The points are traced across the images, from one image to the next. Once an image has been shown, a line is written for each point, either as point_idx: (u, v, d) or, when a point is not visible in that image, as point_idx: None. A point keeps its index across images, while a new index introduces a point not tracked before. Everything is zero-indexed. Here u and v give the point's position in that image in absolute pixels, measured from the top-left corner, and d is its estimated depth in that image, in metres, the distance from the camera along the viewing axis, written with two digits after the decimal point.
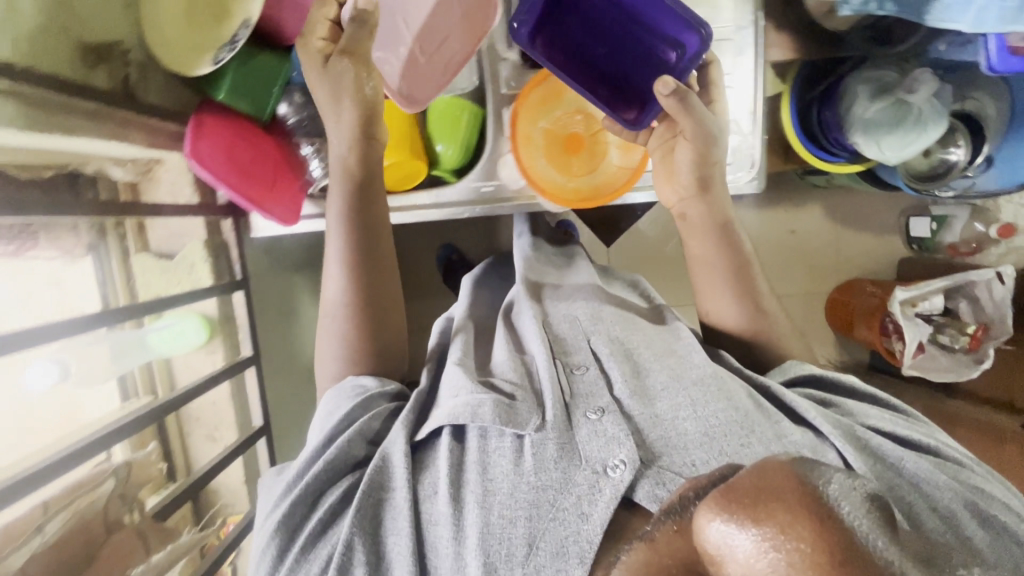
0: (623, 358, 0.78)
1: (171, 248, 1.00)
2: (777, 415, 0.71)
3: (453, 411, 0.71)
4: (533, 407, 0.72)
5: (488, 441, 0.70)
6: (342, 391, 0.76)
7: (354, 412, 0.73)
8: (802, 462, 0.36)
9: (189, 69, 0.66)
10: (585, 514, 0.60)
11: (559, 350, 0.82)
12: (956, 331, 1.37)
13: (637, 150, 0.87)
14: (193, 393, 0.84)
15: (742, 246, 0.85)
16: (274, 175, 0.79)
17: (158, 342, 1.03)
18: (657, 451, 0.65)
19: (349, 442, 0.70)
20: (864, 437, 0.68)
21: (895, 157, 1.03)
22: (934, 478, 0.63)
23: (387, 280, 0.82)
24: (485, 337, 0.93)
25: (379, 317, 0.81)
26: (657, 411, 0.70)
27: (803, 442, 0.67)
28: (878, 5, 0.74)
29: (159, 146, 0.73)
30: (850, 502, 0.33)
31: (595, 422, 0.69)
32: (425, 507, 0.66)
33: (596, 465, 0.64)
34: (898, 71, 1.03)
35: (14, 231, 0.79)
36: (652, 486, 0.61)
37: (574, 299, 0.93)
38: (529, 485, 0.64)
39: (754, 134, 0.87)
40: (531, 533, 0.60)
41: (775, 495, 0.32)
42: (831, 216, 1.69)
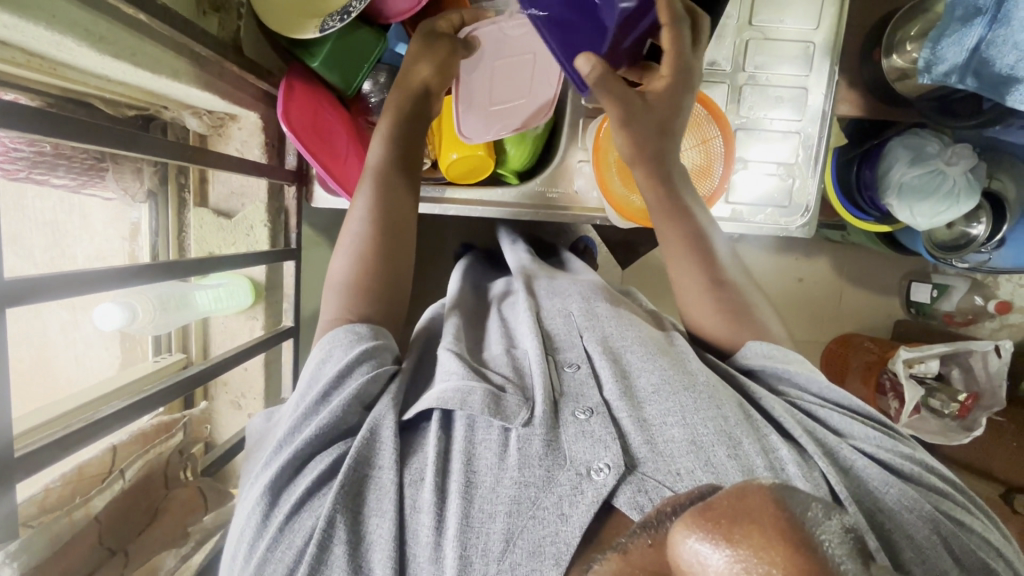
0: (608, 352, 0.68)
1: (233, 207, 0.92)
2: (766, 427, 0.61)
3: (443, 395, 0.59)
4: (521, 398, 0.61)
5: (475, 431, 0.58)
6: (338, 336, 0.64)
7: (340, 373, 0.60)
8: (780, 485, 0.30)
9: (287, 32, 0.67)
10: (566, 515, 0.49)
11: (551, 346, 0.70)
12: (946, 397, 1.38)
13: (710, 180, 0.83)
14: (219, 370, 0.71)
15: (718, 254, 0.76)
16: (347, 148, 0.79)
17: (205, 299, 0.89)
18: (639, 455, 0.55)
19: (345, 407, 0.58)
20: (847, 460, 0.60)
21: (926, 223, 1.06)
22: (914, 511, 0.55)
23: (407, 215, 0.73)
24: (477, 320, 0.83)
25: (390, 261, 0.71)
26: (645, 414, 0.59)
27: (791, 458, 0.57)
28: (957, 80, 0.75)
29: (239, 101, 0.72)
30: (833, 539, 0.26)
31: (583, 421, 0.58)
32: (409, 493, 0.54)
33: (579, 466, 0.53)
34: (938, 142, 1.08)
35: (84, 165, 0.78)
36: (634, 494, 0.51)
37: (569, 291, 0.82)
38: (512, 479, 0.52)
39: (812, 179, 0.89)
40: (510, 529, 0.49)
41: (751, 518, 0.27)
42: (841, 270, 1.66)
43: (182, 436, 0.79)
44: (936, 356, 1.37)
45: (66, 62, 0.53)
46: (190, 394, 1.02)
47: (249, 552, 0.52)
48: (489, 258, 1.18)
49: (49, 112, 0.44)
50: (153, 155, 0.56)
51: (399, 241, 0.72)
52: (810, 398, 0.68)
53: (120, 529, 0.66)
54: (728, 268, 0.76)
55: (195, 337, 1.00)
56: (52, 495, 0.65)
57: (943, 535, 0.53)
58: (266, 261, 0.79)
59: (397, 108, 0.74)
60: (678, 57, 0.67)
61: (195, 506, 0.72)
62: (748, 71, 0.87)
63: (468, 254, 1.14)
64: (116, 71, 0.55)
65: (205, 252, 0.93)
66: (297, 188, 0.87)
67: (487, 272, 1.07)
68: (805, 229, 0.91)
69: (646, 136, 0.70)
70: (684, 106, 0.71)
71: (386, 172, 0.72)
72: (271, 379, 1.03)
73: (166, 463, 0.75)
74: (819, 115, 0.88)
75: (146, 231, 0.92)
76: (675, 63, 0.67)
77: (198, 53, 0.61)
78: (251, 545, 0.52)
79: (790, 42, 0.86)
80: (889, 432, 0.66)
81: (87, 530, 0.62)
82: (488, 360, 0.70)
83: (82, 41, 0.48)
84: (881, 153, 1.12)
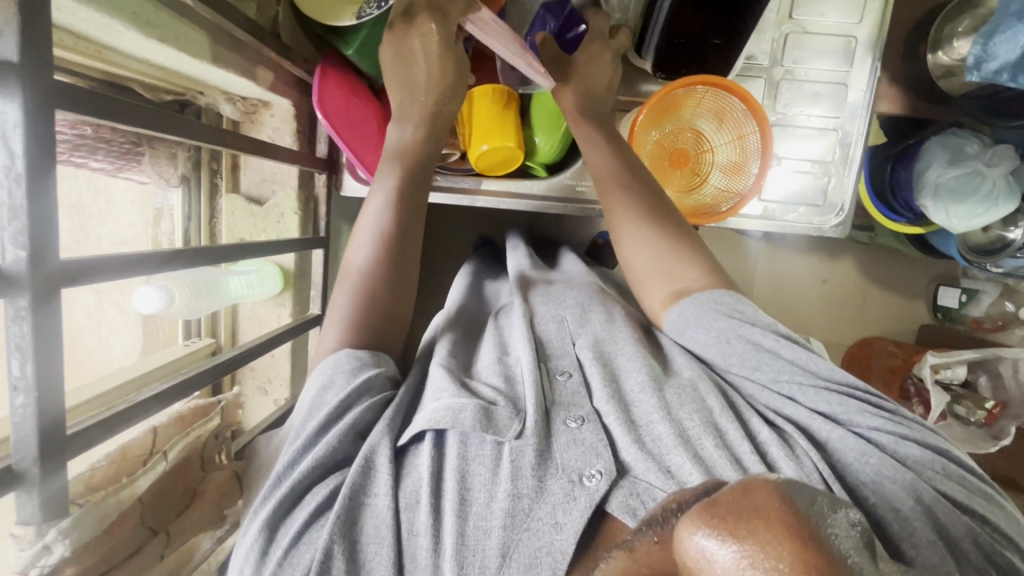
0: (599, 357, 0.68)
1: (264, 194, 0.93)
2: (750, 418, 0.61)
3: (434, 415, 0.58)
4: (512, 411, 0.60)
5: (468, 447, 0.57)
6: (338, 362, 0.62)
7: (344, 404, 0.59)
8: (787, 479, 0.29)
9: (324, 16, 0.67)
10: (560, 524, 0.49)
11: (543, 354, 0.70)
12: (973, 404, 1.35)
13: (745, 176, 0.81)
14: (250, 357, 0.71)
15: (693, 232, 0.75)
16: (378, 137, 0.79)
17: (237, 284, 0.89)
18: (630, 458, 0.55)
19: (339, 437, 0.57)
20: (820, 436, 0.59)
21: (962, 226, 1.03)
22: (895, 481, 0.53)
23: (418, 225, 0.71)
24: (472, 336, 0.81)
25: (402, 273, 0.69)
26: (633, 417, 0.60)
27: (772, 440, 0.58)
28: (1009, 77, 0.73)
29: (274, 88, 0.72)
30: (840, 533, 0.26)
31: (574, 429, 0.58)
32: (405, 517, 0.53)
33: (572, 473, 0.54)
34: (978, 143, 1.05)
35: (122, 149, 0.79)
36: (626, 497, 0.51)
37: (564, 298, 0.81)
38: (505, 492, 0.52)
39: (849, 178, 0.87)
40: (506, 544, 0.49)
41: (757, 513, 0.26)
42: (866, 272, 1.62)
43: (218, 420, 0.76)
44: (964, 361, 1.34)
45: (111, 45, 0.53)
46: (219, 382, 1.03)
47: None
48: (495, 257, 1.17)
49: (98, 94, 0.44)
50: (195, 140, 0.56)
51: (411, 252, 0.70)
52: (794, 366, 0.63)
53: (159, 509, 0.63)
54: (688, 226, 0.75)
55: (224, 322, 1.01)
56: (98, 474, 0.59)
57: (928, 505, 0.52)
58: (297, 248, 0.80)
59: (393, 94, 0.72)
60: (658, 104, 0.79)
61: (229, 491, 0.70)
62: (786, 66, 0.85)
63: (475, 257, 1.13)
64: (157, 54, 0.55)
65: (236, 238, 0.94)
66: (327, 175, 0.88)
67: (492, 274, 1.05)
68: (840, 229, 0.89)
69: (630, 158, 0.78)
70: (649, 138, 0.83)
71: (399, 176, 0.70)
72: (296, 365, 1.04)
73: (203, 444, 0.71)
74: (857, 112, 0.86)
75: (179, 216, 0.93)
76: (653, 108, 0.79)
77: (237, 39, 0.61)
78: None
79: (831, 36, 0.84)
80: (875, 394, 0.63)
81: (132, 510, 0.59)
82: (477, 371, 0.70)
83: (128, 24, 0.48)
84: (918, 152, 1.09)
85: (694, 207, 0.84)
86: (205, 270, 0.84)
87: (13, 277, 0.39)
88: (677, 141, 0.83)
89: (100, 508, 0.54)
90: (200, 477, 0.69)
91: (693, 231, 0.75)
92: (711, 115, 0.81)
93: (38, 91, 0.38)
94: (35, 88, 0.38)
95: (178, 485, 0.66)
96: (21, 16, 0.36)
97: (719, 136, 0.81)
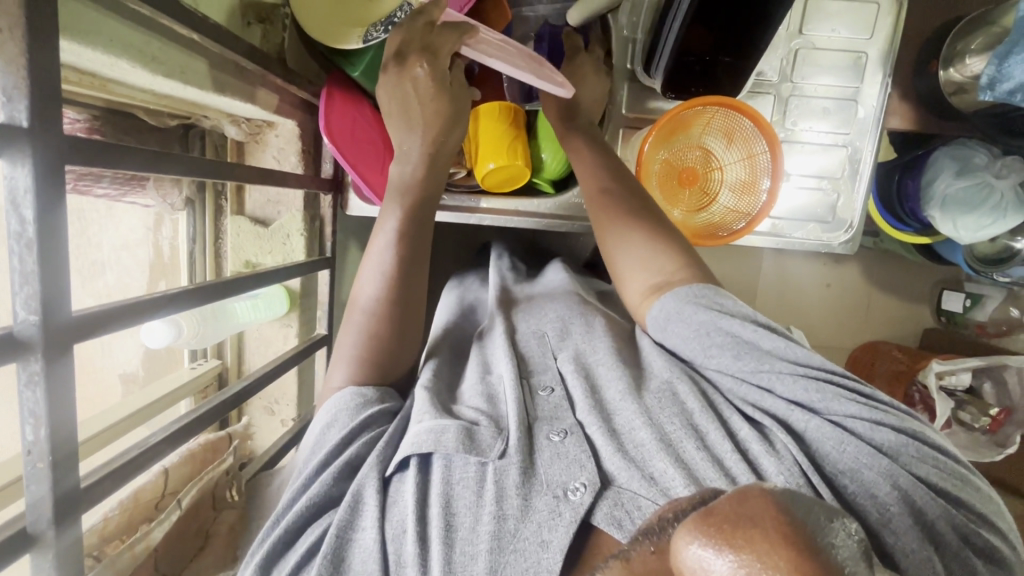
0: (581, 369, 0.68)
1: (269, 215, 0.92)
2: (730, 417, 0.60)
3: (417, 438, 0.58)
4: (495, 430, 0.59)
5: (452, 470, 0.56)
6: (342, 400, 0.63)
7: (344, 441, 0.59)
8: (782, 488, 0.28)
9: (329, 41, 0.66)
10: (546, 542, 0.48)
11: (525, 370, 0.70)
12: (977, 411, 1.36)
13: (758, 194, 0.80)
14: (260, 386, 0.71)
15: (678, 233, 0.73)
16: (383, 157, 0.78)
17: (247, 311, 0.89)
18: (613, 466, 0.54)
19: (334, 476, 0.57)
20: (797, 426, 0.57)
21: (969, 237, 1.03)
22: (872, 468, 0.52)
23: (426, 253, 0.71)
24: (457, 360, 0.81)
25: (411, 300, 0.69)
26: (614, 425, 0.59)
27: (751, 437, 0.57)
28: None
29: (279, 111, 0.72)
30: (839, 544, 0.26)
31: (556, 443, 0.57)
32: (392, 548, 0.51)
33: (555, 488, 0.53)
34: (986, 154, 1.03)
35: (127, 176, 0.79)
36: (611, 509, 0.50)
37: (546, 313, 0.82)
38: (490, 513, 0.51)
39: (857, 196, 0.87)
40: (493, 567, 0.47)
41: (755, 520, 0.25)
42: (870, 277, 1.62)
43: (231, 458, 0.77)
44: (969, 369, 1.34)
45: (116, 81, 0.52)
46: (226, 418, 1.03)
47: None
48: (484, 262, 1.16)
49: (106, 141, 0.43)
50: (202, 175, 0.55)
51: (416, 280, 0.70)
52: (774, 357, 0.61)
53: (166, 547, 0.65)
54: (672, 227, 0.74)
55: (230, 344, 1.01)
56: (111, 524, 0.60)
57: (905, 489, 0.51)
58: (305, 273, 0.79)
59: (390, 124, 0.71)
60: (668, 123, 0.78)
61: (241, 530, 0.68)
62: (795, 82, 0.84)
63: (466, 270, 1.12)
64: (161, 87, 0.54)
65: (241, 261, 0.93)
66: (332, 195, 0.87)
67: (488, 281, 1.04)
68: (848, 245, 0.88)
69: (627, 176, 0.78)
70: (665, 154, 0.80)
71: (403, 209, 0.69)
72: (303, 385, 1.04)
73: (215, 483, 0.71)
74: (866, 128, 0.85)
75: (185, 239, 0.93)
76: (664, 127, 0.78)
77: (243, 67, 0.60)
78: None
79: (841, 52, 0.83)
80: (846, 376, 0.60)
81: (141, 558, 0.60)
82: (461, 394, 0.70)
83: (134, 63, 0.47)
84: (925, 162, 1.08)
85: (704, 227, 0.84)
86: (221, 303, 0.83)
87: (25, 338, 0.38)
88: (686, 160, 0.83)
89: (118, 561, 0.55)
90: (212, 517, 0.69)
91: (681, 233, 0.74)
92: (719, 134, 0.80)
93: (47, 144, 0.37)
94: (44, 142, 0.37)
95: (191, 523, 0.66)
96: (30, 73, 0.36)
97: (728, 155, 0.81)
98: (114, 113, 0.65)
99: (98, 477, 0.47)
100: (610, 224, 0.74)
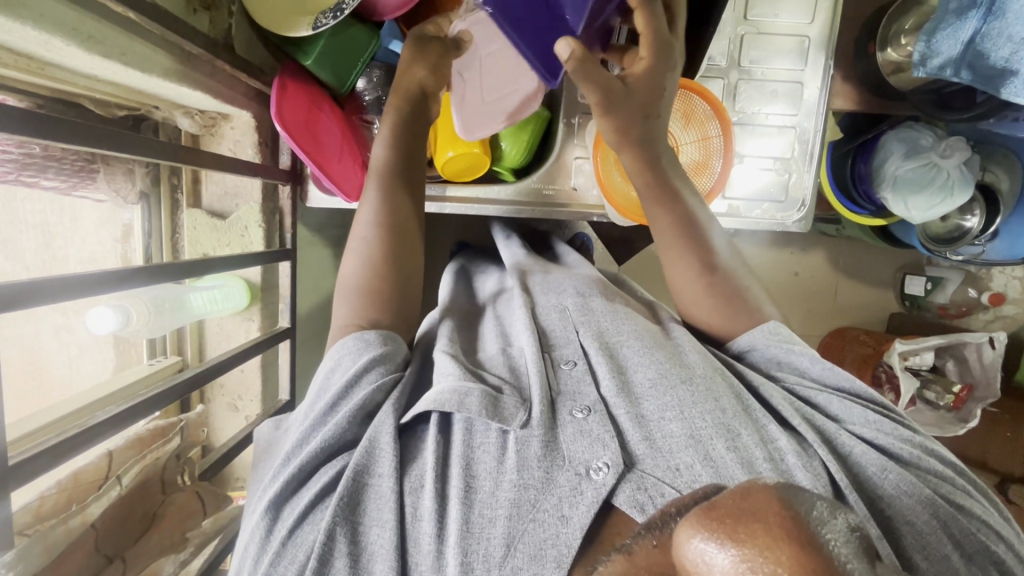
0: (604, 347, 0.69)
1: (226, 208, 0.93)
2: (765, 418, 0.62)
3: (438, 398, 0.59)
4: (518, 399, 0.61)
5: (473, 434, 0.58)
6: (346, 345, 0.66)
7: (347, 386, 0.62)
8: (783, 485, 0.30)
9: (276, 28, 0.67)
10: (566, 517, 0.50)
11: (546, 344, 0.71)
12: (941, 389, 1.39)
13: (708, 175, 0.83)
14: (219, 372, 0.72)
15: (726, 260, 0.77)
16: (340, 148, 0.79)
17: (203, 301, 0.90)
18: (639, 452, 0.55)
19: (348, 419, 0.60)
20: (843, 448, 0.61)
21: (919, 216, 1.06)
22: (912, 496, 0.56)
23: (408, 233, 0.74)
24: (470, 321, 0.83)
25: (405, 279, 0.73)
26: (643, 410, 0.60)
27: (790, 448, 0.58)
28: (952, 72, 0.78)
29: (231, 100, 0.72)
30: (837, 537, 0.26)
31: (579, 420, 0.59)
32: (409, 501, 0.55)
33: (579, 465, 0.54)
34: (932, 135, 1.09)
35: (74, 167, 0.80)
36: (634, 491, 0.51)
37: (564, 287, 0.82)
38: (512, 482, 0.53)
39: (808, 174, 0.90)
40: (510, 534, 0.50)
41: (754, 516, 0.27)
42: (837, 263, 1.63)
43: (179, 440, 0.79)
44: (930, 348, 1.37)
45: (56, 62, 0.53)
46: (186, 398, 1.03)
47: (255, 564, 0.54)
48: (483, 252, 1.17)
49: (41, 113, 0.44)
50: (149, 156, 0.57)
51: (407, 261, 0.74)
52: (831, 399, 0.67)
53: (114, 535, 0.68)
54: (723, 258, 0.77)
55: (190, 338, 1.01)
56: (47, 503, 0.66)
57: (944, 519, 0.55)
58: (263, 263, 0.80)
59: (398, 109, 0.74)
60: (655, 37, 0.68)
61: (191, 511, 0.75)
62: (743, 66, 0.87)
63: (461, 255, 1.13)
64: (107, 71, 0.56)
65: (199, 253, 0.94)
66: (292, 187, 0.88)
67: (472, 268, 1.05)
68: (801, 224, 0.91)
69: (628, 117, 0.69)
70: (668, 88, 0.71)
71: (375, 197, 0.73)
72: (266, 380, 1.03)
73: (164, 466, 0.76)
74: (814, 109, 0.88)
75: (139, 234, 0.94)
76: (652, 43, 0.68)
77: (189, 52, 0.61)
78: (257, 556, 0.54)
79: (784, 36, 0.86)
80: (895, 419, 0.67)
81: (85, 538, 0.63)
82: (482, 359, 0.71)
83: (69, 40, 0.48)
84: (875, 145, 1.12)
85: None
86: (175, 287, 0.86)
87: None
88: None
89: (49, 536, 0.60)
90: (161, 500, 0.74)
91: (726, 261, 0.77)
92: (677, 115, 0.83)
93: None
94: None
95: (138, 506, 0.71)
96: None
97: (684, 136, 0.83)
98: (60, 102, 0.66)
99: (33, 453, 0.48)
100: (663, 243, 0.77)
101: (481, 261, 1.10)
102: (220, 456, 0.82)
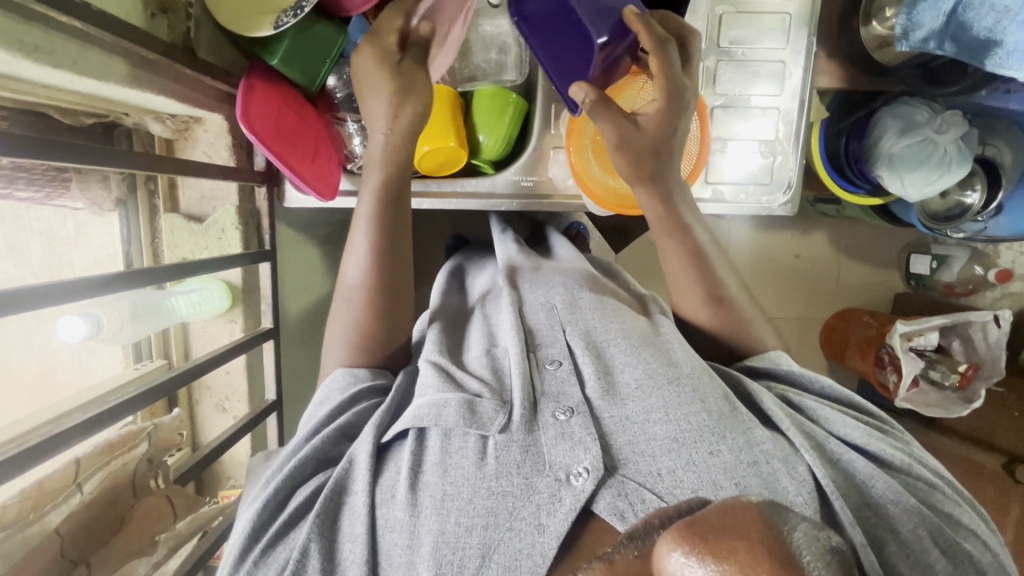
0: (590, 347, 0.68)
1: (203, 211, 0.94)
2: (752, 420, 0.60)
3: (418, 413, 0.60)
4: (498, 403, 0.61)
5: (451, 441, 0.58)
6: (335, 380, 0.69)
7: (334, 414, 0.64)
8: (771, 501, 0.27)
9: (237, 26, 0.66)
10: (542, 525, 0.50)
11: (532, 343, 0.70)
12: (946, 368, 1.37)
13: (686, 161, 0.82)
14: (200, 372, 0.74)
15: (717, 263, 0.77)
16: (312, 147, 0.79)
17: (179, 305, 0.91)
18: (620, 456, 0.55)
19: (325, 440, 0.61)
20: (832, 452, 0.60)
21: (915, 195, 1.04)
22: (897, 504, 0.55)
23: (403, 245, 0.74)
24: (458, 322, 0.82)
25: (394, 288, 0.73)
26: (627, 412, 0.59)
27: (775, 452, 0.57)
28: (936, 45, 0.76)
29: (199, 103, 0.73)
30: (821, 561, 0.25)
31: (561, 423, 0.58)
32: (382, 513, 0.55)
33: (559, 471, 0.54)
34: (928, 110, 1.05)
35: (46, 177, 0.81)
36: (614, 498, 0.51)
37: (553, 282, 0.81)
38: (489, 489, 0.53)
39: (793, 156, 0.88)
40: (486, 544, 0.50)
41: (740, 532, 0.24)
42: (838, 244, 1.60)
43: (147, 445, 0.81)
44: (933, 328, 1.34)
45: (12, 76, 0.53)
46: (174, 398, 1.04)
47: None
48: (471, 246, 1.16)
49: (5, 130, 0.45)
50: (125, 167, 0.58)
51: (399, 270, 0.74)
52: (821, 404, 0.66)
53: (84, 538, 0.70)
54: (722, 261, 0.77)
55: (175, 342, 1.03)
56: (9, 511, 0.65)
57: (927, 526, 0.54)
58: (243, 263, 0.81)
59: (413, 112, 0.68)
60: (668, 80, 0.66)
61: (161, 514, 0.77)
62: (723, 47, 0.85)
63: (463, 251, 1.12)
64: (62, 79, 0.56)
65: (178, 257, 0.95)
66: (269, 188, 0.90)
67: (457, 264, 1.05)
68: (788, 207, 0.90)
69: (641, 157, 0.69)
70: (682, 127, 0.69)
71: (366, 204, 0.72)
72: (251, 382, 1.04)
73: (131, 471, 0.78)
74: (798, 88, 0.86)
75: (118, 241, 0.95)
76: (666, 85, 0.66)
77: (148, 58, 0.61)
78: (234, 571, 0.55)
79: (765, 13, 0.84)
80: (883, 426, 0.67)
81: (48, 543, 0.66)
82: (466, 360, 0.71)
83: (18, 54, 0.48)
84: (869, 124, 1.08)
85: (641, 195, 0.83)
86: (148, 296, 0.87)
87: None
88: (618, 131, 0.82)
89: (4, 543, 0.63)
90: (131, 504, 0.76)
91: (725, 268, 0.78)
92: None
93: None
94: None
95: (107, 510, 0.74)
96: None
97: None
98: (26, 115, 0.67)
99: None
100: (668, 267, 0.78)
101: (466, 255, 1.09)
102: (202, 457, 0.83)
